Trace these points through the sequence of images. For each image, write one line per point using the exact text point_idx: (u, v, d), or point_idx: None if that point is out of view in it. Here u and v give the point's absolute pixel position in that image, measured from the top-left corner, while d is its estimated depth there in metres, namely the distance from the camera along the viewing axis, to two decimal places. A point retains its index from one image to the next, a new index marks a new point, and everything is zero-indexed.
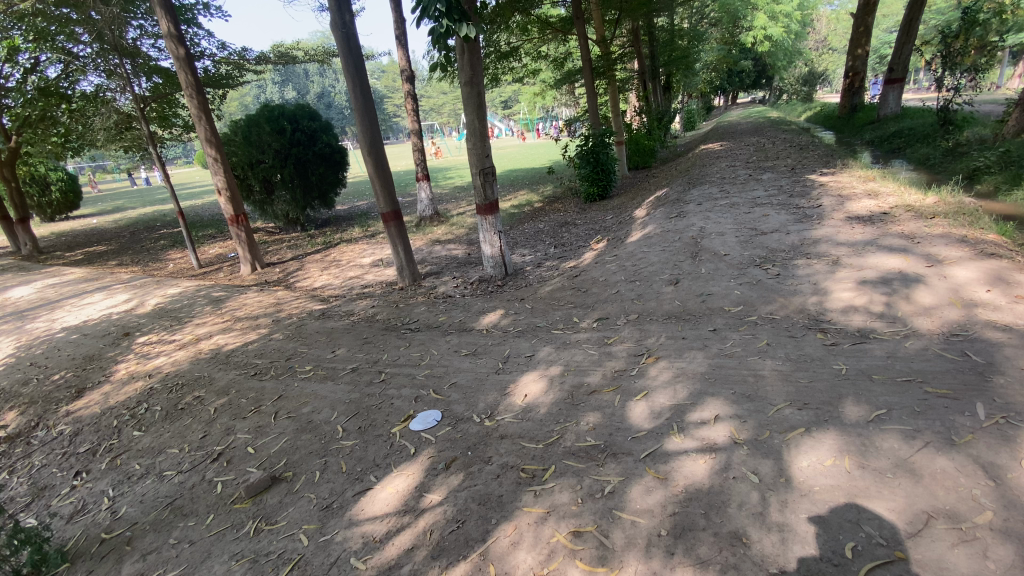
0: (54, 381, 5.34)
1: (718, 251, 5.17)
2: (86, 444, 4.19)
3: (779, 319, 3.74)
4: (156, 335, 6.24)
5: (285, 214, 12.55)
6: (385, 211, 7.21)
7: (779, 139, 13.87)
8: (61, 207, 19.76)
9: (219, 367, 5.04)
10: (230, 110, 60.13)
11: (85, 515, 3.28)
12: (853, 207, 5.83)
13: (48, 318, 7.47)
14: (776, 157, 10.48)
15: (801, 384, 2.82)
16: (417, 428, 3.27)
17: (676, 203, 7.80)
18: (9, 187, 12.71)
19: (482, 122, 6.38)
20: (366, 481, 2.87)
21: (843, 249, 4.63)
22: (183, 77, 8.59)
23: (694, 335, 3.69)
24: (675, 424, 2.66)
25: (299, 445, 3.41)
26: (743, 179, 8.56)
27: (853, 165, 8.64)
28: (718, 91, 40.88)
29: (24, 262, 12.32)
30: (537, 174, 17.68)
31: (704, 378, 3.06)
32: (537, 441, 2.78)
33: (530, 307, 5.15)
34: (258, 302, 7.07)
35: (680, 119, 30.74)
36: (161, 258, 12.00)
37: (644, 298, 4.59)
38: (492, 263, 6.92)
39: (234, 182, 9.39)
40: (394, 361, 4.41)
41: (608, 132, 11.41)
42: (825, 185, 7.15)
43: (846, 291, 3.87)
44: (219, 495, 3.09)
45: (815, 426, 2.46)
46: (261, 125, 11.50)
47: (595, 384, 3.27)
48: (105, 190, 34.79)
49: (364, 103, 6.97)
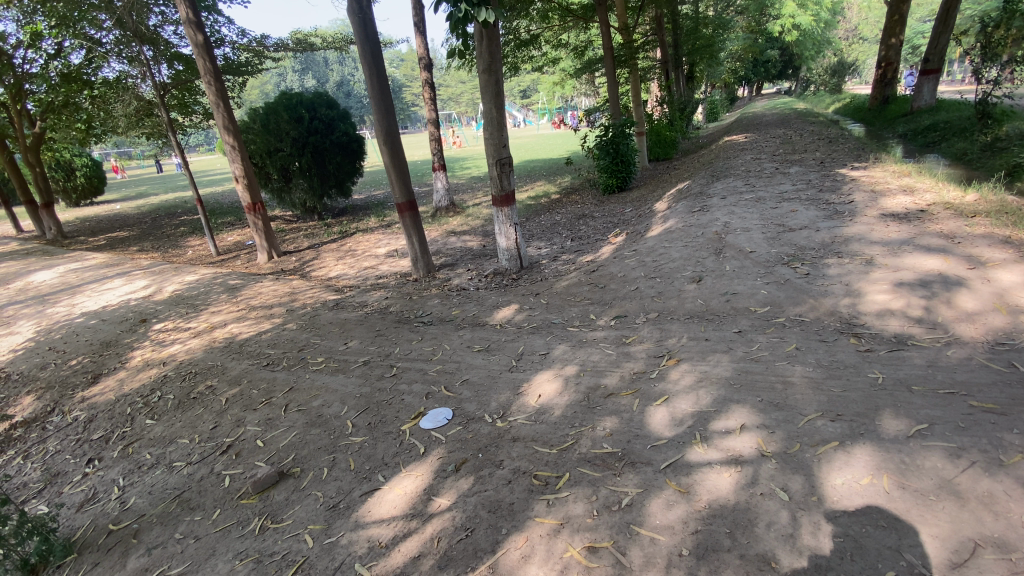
0: (71, 366, 5.39)
1: (743, 247, 4.97)
2: (100, 431, 4.22)
3: (808, 322, 3.55)
4: (172, 322, 6.27)
5: (302, 203, 12.58)
6: (400, 202, 7.11)
7: (807, 131, 13.40)
8: (85, 192, 20.13)
9: (232, 356, 5.03)
10: (251, 98, 60.85)
11: (95, 504, 3.27)
12: (887, 204, 5.55)
13: (68, 303, 7.57)
14: (804, 150, 10.11)
15: (833, 394, 2.65)
16: (428, 426, 3.18)
17: (698, 197, 7.55)
18: (34, 173, 12.93)
19: (500, 111, 6.21)
20: (374, 480, 2.79)
21: (877, 249, 4.39)
22: (201, 64, 8.56)
23: (718, 337, 3.53)
24: (697, 433, 2.52)
25: (308, 440, 3.35)
26: (769, 173, 8.25)
27: (886, 159, 8.28)
28: (743, 82, 39.89)
29: (48, 247, 12.59)
30: (555, 165, 17.44)
31: (729, 384, 2.90)
32: (550, 445, 2.67)
33: (546, 302, 5.00)
34: (272, 292, 7.06)
35: (702, 110, 30.04)
36: (180, 244, 12.13)
37: (664, 296, 4.42)
38: (507, 256, 6.78)
39: (251, 170, 9.40)
40: (405, 355, 4.33)
41: (629, 122, 11.15)
42: (857, 180, 6.85)
43: (880, 294, 3.65)
44: (226, 488, 3.05)
45: (850, 440, 2.30)
46: (279, 113, 11.48)
47: (612, 386, 3.14)
48: (130, 177, 35.44)
49: (381, 91, 6.86)
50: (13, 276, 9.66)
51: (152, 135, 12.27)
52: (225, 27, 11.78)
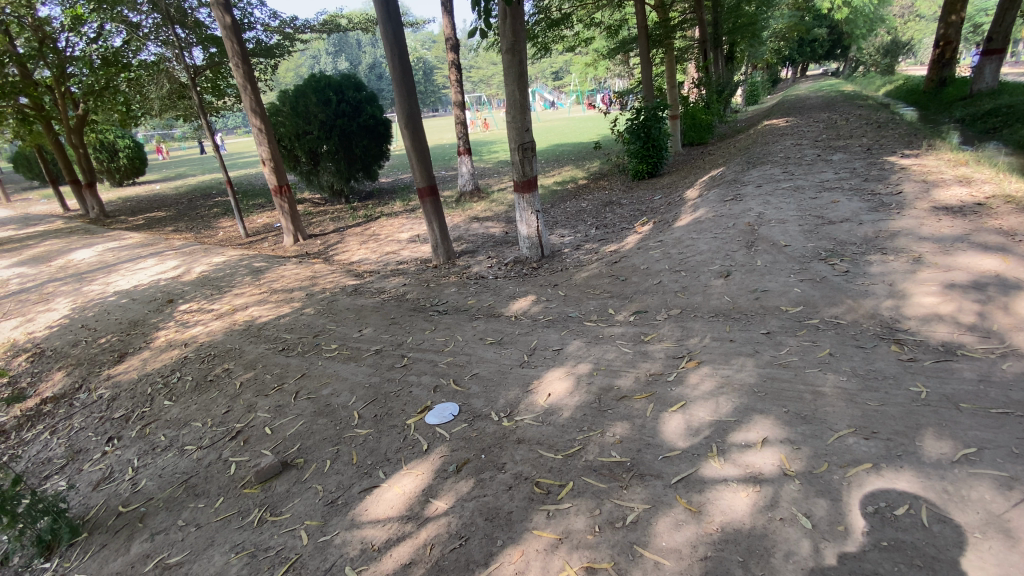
0: (100, 344, 5.56)
1: (778, 240, 4.66)
2: (121, 409, 4.31)
3: (845, 325, 3.28)
4: (197, 303, 6.39)
5: (330, 185, 12.64)
6: (421, 187, 7.01)
7: (854, 115, 12.58)
8: (128, 173, 20.82)
9: (250, 340, 5.06)
10: (286, 80, 61.71)
11: (109, 484, 3.33)
12: (940, 195, 5.11)
13: (103, 281, 7.82)
14: (850, 135, 9.49)
15: (869, 408, 2.41)
16: (433, 421, 3.08)
17: (731, 185, 7.17)
18: (78, 154, 13.40)
19: (523, 93, 5.99)
20: (374, 477, 2.72)
21: (927, 246, 4.03)
22: (230, 47, 8.60)
23: (744, 338, 3.29)
24: (715, 445, 2.34)
25: (314, 430, 3.30)
26: (810, 160, 7.77)
27: (941, 146, 7.67)
28: (787, 62, 37.98)
29: (90, 226, 13.09)
30: (584, 149, 17.01)
31: (752, 392, 2.69)
32: (556, 450, 2.53)
33: (564, 294, 4.83)
34: (295, 275, 7.09)
35: (742, 91, 28.73)
36: (212, 225, 12.40)
37: (689, 291, 4.19)
38: (528, 244, 6.61)
39: (278, 153, 9.45)
40: (417, 345, 4.25)
41: (662, 105, 10.70)
42: (907, 168, 6.35)
43: (928, 296, 3.34)
44: (231, 476, 3.04)
45: (885, 462, 2.08)
46: (308, 96, 11.50)
47: (626, 388, 2.97)
48: (171, 157, 36.56)
49: (403, 72, 6.69)
50: (55, 254, 10.05)
51: (186, 116, 12.54)
52: (257, 10, 11.86)
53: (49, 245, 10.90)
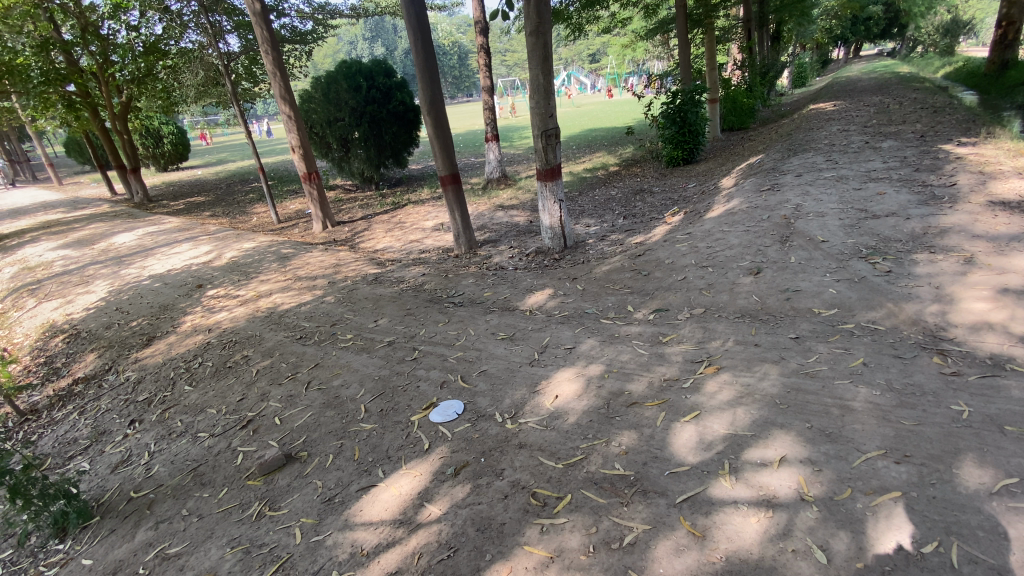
0: (131, 327, 5.77)
1: (814, 235, 4.35)
2: (145, 393, 4.44)
3: (882, 331, 3.00)
4: (224, 288, 6.53)
5: (361, 172, 12.67)
6: (443, 174, 6.91)
7: (909, 99, 11.71)
8: (172, 158, 21.64)
9: (270, 327, 5.12)
10: (324, 66, 62.60)
11: (126, 467, 3.45)
12: (999, 188, 4.66)
13: (140, 265, 8.12)
14: (903, 121, 8.83)
15: (902, 428, 2.18)
16: (437, 419, 3.00)
17: (768, 174, 6.79)
18: (121, 140, 13.95)
19: (547, 77, 5.79)
20: (372, 475, 2.67)
21: (980, 244, 3.66)
22: (260, 34, 8.67)
23: (770, 344, 3.07)
24: (728, 463, 2.16)
25: (321, 422, 3.28)
26: (857, 148, 7.27)
27: (1003, 133, 7.04)
28: (838, 42, 35.89)
29: (134, 210, 13.64)
30: (616, 135, 16.56)
31: (774, 403, 2.49)
32: (556, 458, 2.41)
33: (582, 289, 4.67)
34: (319, 262, 7.15)
35: (787, 74, 27.26)
36: (247, 211, 12.70)
37: (714, 289, 3.96)
38: (551, 235, 6.44)
39: (307, 140, 9.53)
40: (430, 338, 4.18)
41: (700, 88, 10.22)
42: (962, 157, 5.85)
43: (978, 302, 3.03)
44: (238, 466, 3.07)
45: (917, 491, 1.87)
46: (340, 82, 11.53)
47: (637, 393, 2.81)
48: (215, 143, 37.77)
49: (426, 56, 6.56)
50: (99, 237, 10.51)
51: (221, 103, 12.87)
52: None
53: (94, 229, 11.42)
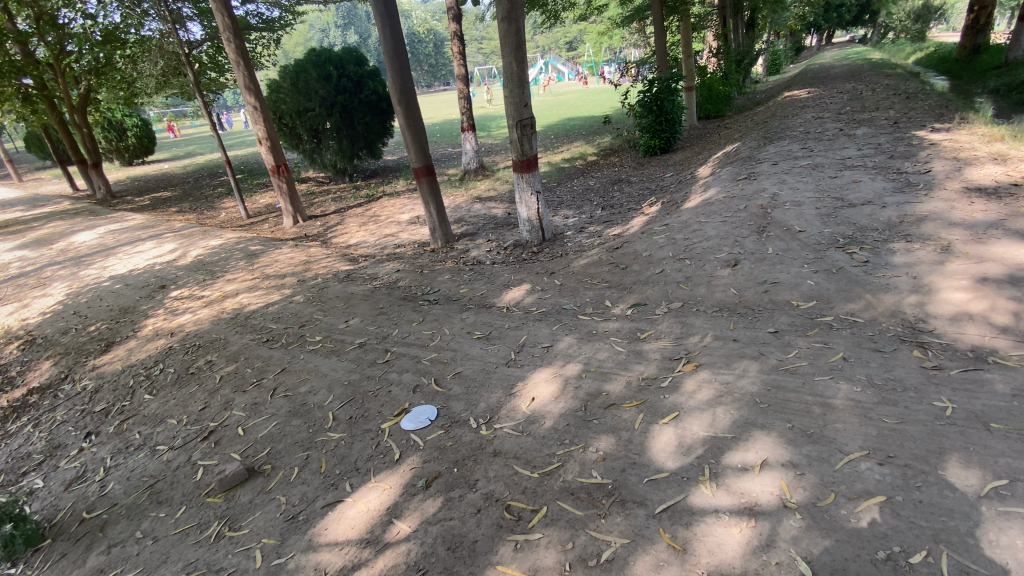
0: (89, 332, 5.48)
1: (792, 225, 4.30)
2: (102, 403, 4.20)
3: (862, 324, 2.96)
4: (188, 289, 6.25)
5: (334, 164, 12.30)
6: (416, 166, 6.70)
7: (882, 85, 11.87)
8: (137, 152, 20.80)
9: (235, 330, 4.89)
10: (295, 53, 60.85)
11: (81, 484, 3.24)
12: (972, 174, 4.69)
13: (100, 266, 7.74)
14: (876, 108, 8.90)
15: (885, 427, 2.14)
16: (408, 427, 2.87)
17: (745, 162, 6.75)
18: (82, 134, 13.30)
19: (520, 64, 5.63)
20: (339, 489, 2.53)
21: (956, 232, 3.66)
22: (221, 20, 8.27)
23: (749, 339, 3.00)
24: (709, 468, 2.08)
25: (286, 432, 3.12)
26: (832, 135, 7.29)
27: (975, 119, 7.13)
28: (812, 29, 36.35)
29: (95, 207, 13.06)
30: (594, 123, 16.44)
31: (754, 403, 2.42)
32: (532, 467, 2.30)
33: (560, 284, 4.56)
34: (289, 260, 6.89)
35: (762, 61, 27.42)
36: (215, 206, 12.27)
37: (692, 282, 3.88)
38: (528, 227, 6.30)
39: (275, 131, 9.17)
40: (403, 339, 4.03)
41: (676, 76, 10.15)
42: (936, 144, 5.89)
43: (957, 292, 3.01)
44: (197, 482, 2.91)
45: (902, 495, 1.82)
46: (309, 71, 11.13)
47: (615, 394, 2.72)
48: (184, 136, 36.59)
49: (395, 43, 6.31)
50: (58, 236, 10.03)
51: (183, 93, 12.46)
52: None
53: (53, 227, 10.90)
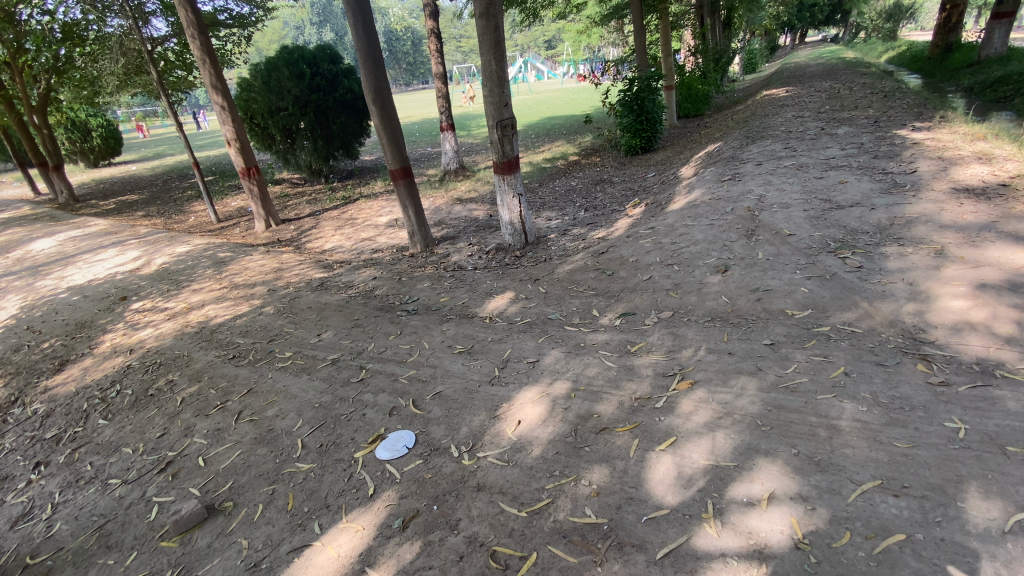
0: (42, 350, 5.10)
1: (781, 228, 4.19)
2: (53, 429, 3.85)
3: (861, 334, 2.84)
4: (151, 300, 5.88)
5: (308, 165, 11.91)
6: (393, 168, 6.44)
7: (858, 83, 11.99)
8: (102, 153, 19.96)
9: (201, 345, 4.58)
10: (268, 50, 59.39)
11: (25, 523, 2.91)
12: (959, 174, 4.64)
13: (58, 276, 7.28)
14: (855, 106, 8.92)
15: (896, 452, 2.01)
16: (383, 456, 2.65)
17: (729, 162, 6.66)
18: (41, 135, 12.66)
19: (500, 63, 5.42)
20: (307, 531, 2.30)
21: (949, 235, 3.58)
22: (184, 16, 7.86)
23: (745, 352, 2.85)
24: (712, 503, 1.92)
25: (251, 463, 2.87)
26: (814, 134, 7.25)
27: (954, 118, 7.17)
28: (787, 28, 36.94)
29: (56, 212, 12.42)
30: (575, 122, 16.31)
31: (756, 426, 2.26)
32: (519, 505, 2.11)
33: (545, 291, 4.37)
34: (259, 267, 6.57)
35: (739, 59, 27.64)
36: (184, 210, 11.78)
37: (682, 289, 3.73)
38: (510, 231, 6.10)
39: (244, 132, 8.79)
40: (378, 354, 3.79)
41: (657, 75, 10.07)
42: (919, 143, 5.86)
43: (957, 299, 2.91)
44: (150, 523, 2.63)
45: (922, 532, 1.69)
46: (280, 69, 10.71)
47: (607, 417, 2.54)
48: (153, 136, 35.44)
49: (368, 40, 6.01)
50: (14, 244, 9.47)
51: (148, 93, 11.94)
52: None
53: (10, 234, 10.32)
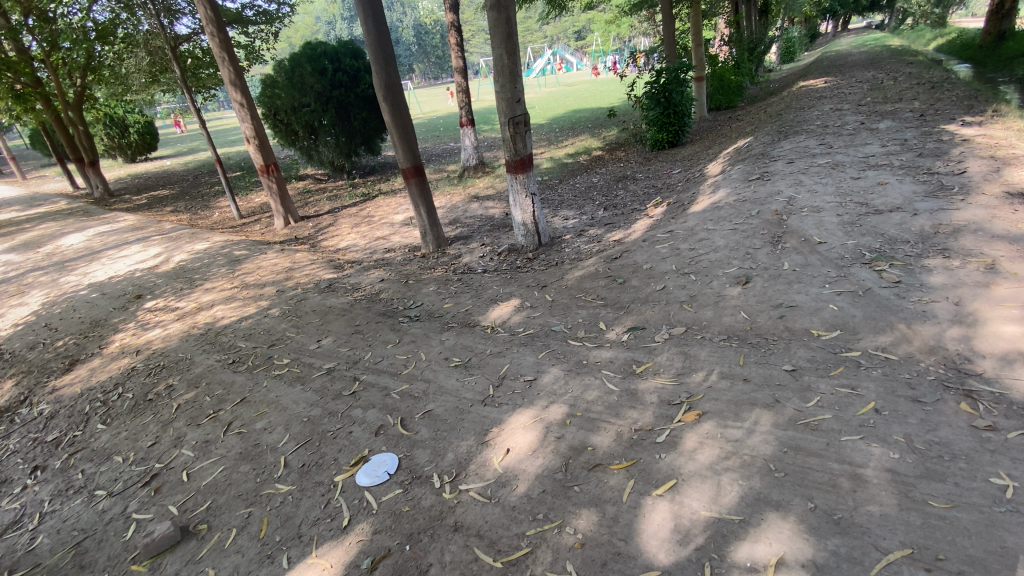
0: (56, 348, 5.17)
1: (810, 235, 3.84)
2: (55, 432, 3.85)
3: (896, 362, 2.52)
4: (164, 299, 5.92)
5: (331, 161, 11.88)
6: (405, 167, 6.28)
7: (903, 74, 11.25)
8: (139, 149, 20.58)
9: (203, 349, 4.53)
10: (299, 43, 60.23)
11: (12, 533, 2.88)
12: (1014, 175, 4.18)
13: (81, 272, 7.45)
14: (899, 98, 8.31)
15: (931, 515, 1.72)
16: (364, 481, 2.49)
17: (758, 159, 6.26)
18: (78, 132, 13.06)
19: (512, 58, 5.17)
20: (275, 565, 2.16)
21: (1001, 247, 3.19)
22: (203, 14, 7.85)
23: (762, 379, 2.56)
24: (709, 567, 1.69)
25: (232, 482, 2.75)
26: (852, 129, 6.74)
27: (1009, 112, 6.55)
28: (827, 14, 35.24)
29: (90, 207, 12.79)
30: (600, 116, 15.89)
31: (768, 472, 2.00)
32: (495, 552, 1.92)
33: (551, 300, 4.14)
34: (271, 266, 6.53)
35: (776, 49, 26.53)
36: (210, 205, 11.95)
37: (698, 302, 3.44)
38: (523, 232, 5.87)
39: (263, 129, 8.78)
40: (374, 365, 3.64)
41: (685, 65, 9.61)
42: (969, 140, 5.35)
43: (1008, 325, 2.56)
44: (126, 543, 2.56)
45: None
46: (303, 66, 10.67)
47: (602, 451, 2.31)
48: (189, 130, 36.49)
49: (378, 35, 5.81)
50: (47, 239, 9.77)
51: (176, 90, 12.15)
52: None
53: (46, 229, 10.66)
